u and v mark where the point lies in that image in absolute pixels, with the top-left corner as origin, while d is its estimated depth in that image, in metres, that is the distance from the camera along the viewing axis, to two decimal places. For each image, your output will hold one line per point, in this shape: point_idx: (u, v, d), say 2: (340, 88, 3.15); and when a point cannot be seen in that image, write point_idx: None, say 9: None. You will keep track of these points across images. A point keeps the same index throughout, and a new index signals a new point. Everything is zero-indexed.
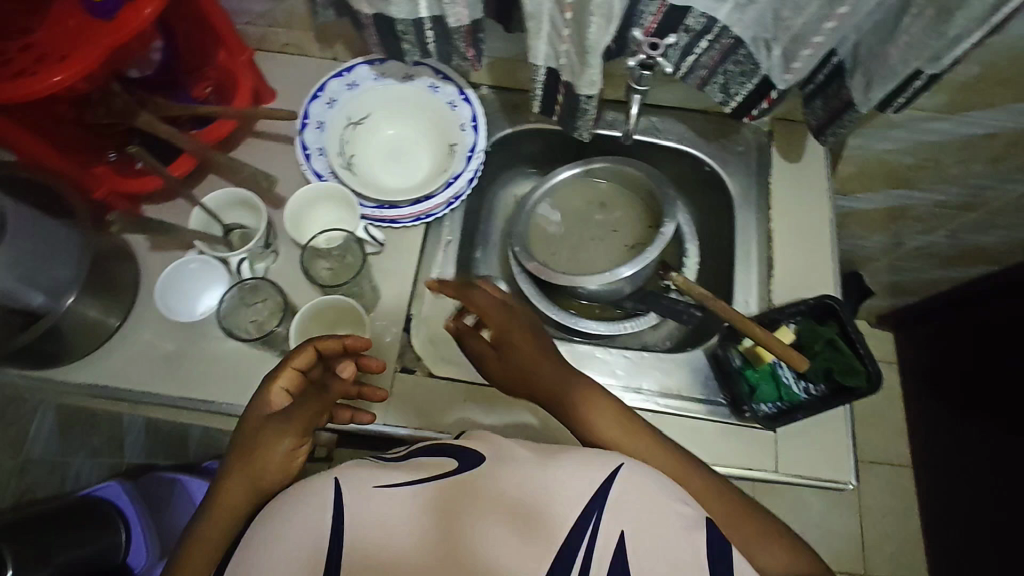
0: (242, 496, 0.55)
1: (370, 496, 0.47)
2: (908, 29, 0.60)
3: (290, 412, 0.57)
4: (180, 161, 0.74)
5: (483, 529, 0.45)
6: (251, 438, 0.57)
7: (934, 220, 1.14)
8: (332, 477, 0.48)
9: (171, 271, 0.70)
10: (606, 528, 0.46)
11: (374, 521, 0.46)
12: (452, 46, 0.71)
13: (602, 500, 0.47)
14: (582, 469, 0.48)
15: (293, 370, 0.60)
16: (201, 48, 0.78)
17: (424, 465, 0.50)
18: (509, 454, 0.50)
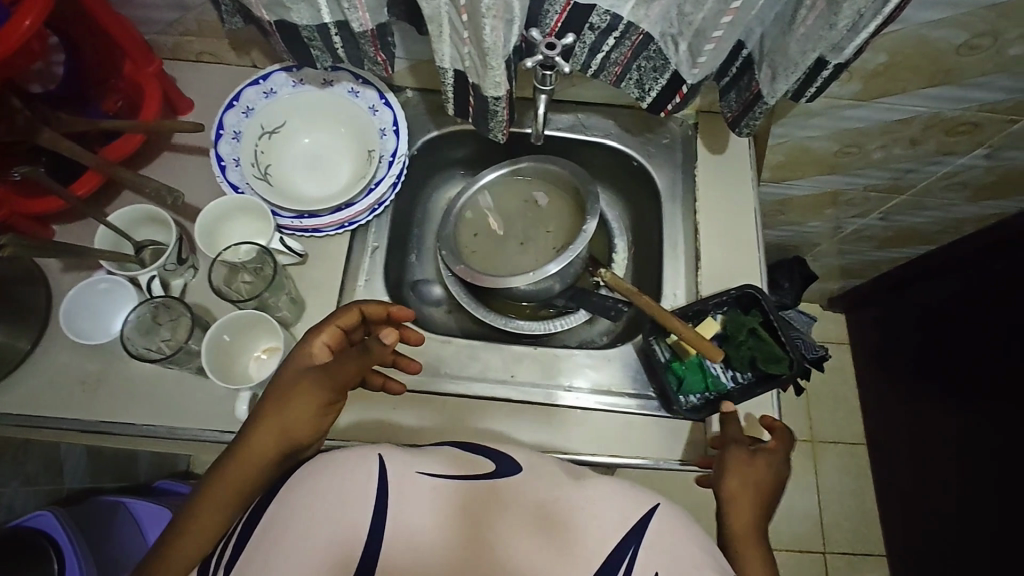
0: (267, 447, 0.57)
1: (417, 479, 0.47)
2: (804, 21, 0.61)
3: (330, 367, 0.58)
4: (82, 180, 0.72)
5: (514, 540, 0.45)
6: (282, 390, 0.59)
7: (866, 203, 1.17)
8: (377, 455, 0.49)
9: (76, 294, 0.67)
10: (641, 564, 0.46)
11: (422, 498, 0.46)
12: (361, 51, 0.69)
13: (639, 535, 0.47)
14: (623, 495, 0.49)
15: (336, 328, 0.63)
16: (104, 59, 0.76)
17: (462, 464, 0.50)
18: (540, 471, 0.51)
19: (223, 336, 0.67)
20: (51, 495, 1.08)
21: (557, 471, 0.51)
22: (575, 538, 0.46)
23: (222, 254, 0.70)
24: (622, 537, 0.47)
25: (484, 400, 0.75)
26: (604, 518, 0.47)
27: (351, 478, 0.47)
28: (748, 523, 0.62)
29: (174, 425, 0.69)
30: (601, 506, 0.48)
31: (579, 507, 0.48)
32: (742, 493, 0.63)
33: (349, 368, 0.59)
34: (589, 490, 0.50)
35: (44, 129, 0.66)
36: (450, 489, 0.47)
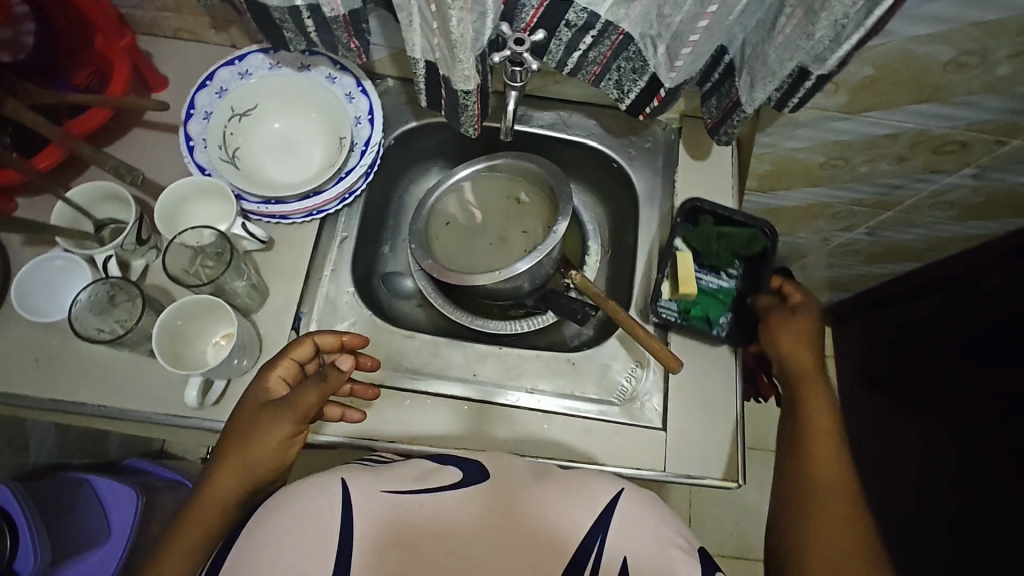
0: (231, 485, 0.58)
1: (385, 499, 0.49)
2: (783, 29, 0.60)
3: (284, 401, 0.59)
4: (44, 154, 0.70)
5: (532, 505, 0.50)
6: (243, 426, 0.60)
7: (854, 217, 1.16)
8: (338, 477, 0.51)
9: (31, 269, 0.67)
10: (609, 553, 0.49)
11: (392, 518, 0.48)
12: (334, 36, 0.68)
13: (608, 519, 0.50)
14: (592, 488, 0.53)
15: (291, 360, 0.63)
16: (74, 31, 0.74)
17: (431, 472, 0.53)
18: (505, 471, 0.54)
19: (176, 321, 0.66)
20: (16, 469, 1.06)
21: (521, 474, 0.53)
22: (545, 533, 0.49)
23: (181, 237, 0.69)
24: (587, 533, 0.49)
25: (444, 397, 0.74)
26: (567, 515, 0.50)
27: (320, 501, 0.49)
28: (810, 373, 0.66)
29: (130, 407, 0.68)
30: (566, 504, 0.51)
31: (544, 504, 0.50)
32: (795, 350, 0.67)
33: (305, 399, 0.59)
34: (558, 489, 0.52)
35: (8, 99, 0.63)
36: (416, 504, 0.50)
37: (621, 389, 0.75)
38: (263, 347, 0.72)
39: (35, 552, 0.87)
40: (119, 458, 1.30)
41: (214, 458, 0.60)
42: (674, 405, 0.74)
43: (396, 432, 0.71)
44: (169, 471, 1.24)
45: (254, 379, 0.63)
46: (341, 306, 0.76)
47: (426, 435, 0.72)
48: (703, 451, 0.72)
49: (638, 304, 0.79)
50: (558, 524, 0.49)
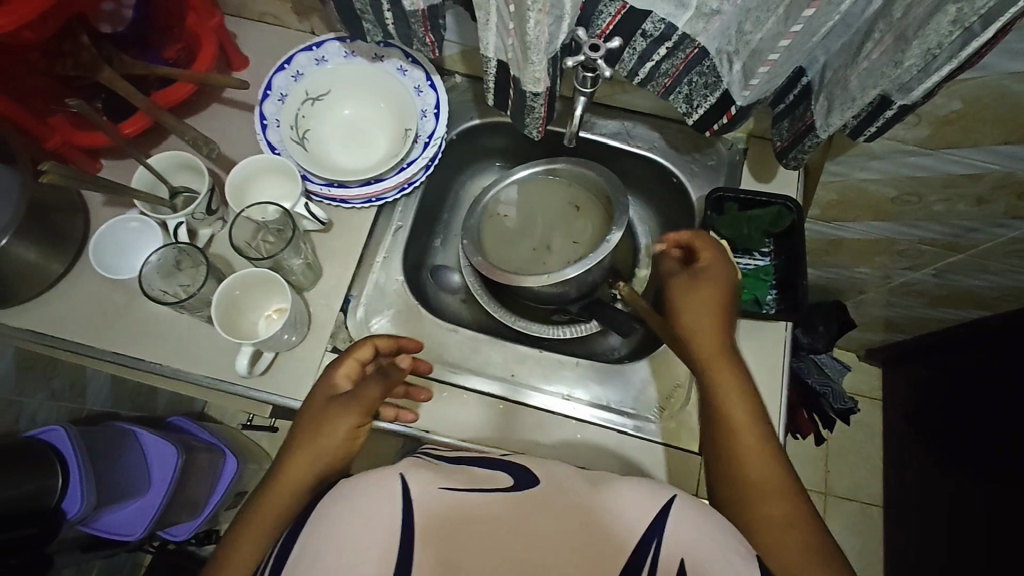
0: (304, 474, 0.59)
1: (448, 500, 0.48)
2: (869, 55, 0.58)
3: (353, 394, 0.62)
4: (132, 120, 0.75)
5: (608, 503, 0.49)
6: (311, 420, 0.62)
7: (921, 257, 1.10)
8: (400, 475, 0.50)
9: (109, 229, 0.70)
10: (666, 554, 0.46)
11: (452, 515, 0.47)
12: (411, 30, 0.69)
13: (663, 525, 0.48)
14: (646, 490, 0.50)
15: (355, 360, 0.66)
16: (171, 9, 0.79)
17: (488, 479, 0.52)
18: (558, 478, 0.53)
19: (236, 291, 0.69)
20: (72, 413, 1.13)
21: (565, 479, 0.53)
22: (604, 536, 0.47)
23: (247, 211, 0.72)
24: (644, 533, 0.47)
25: (482, 395, 0.74)
26: (622, 516, 0.48)
27: (383, 497, 0.48)
28: (712, 345, 0.63)
29: (182, 367, 0.71)
30: (620, 510, 0.49)
31: (599, 508, 0.49)
32: (697, 327, 0.63)
33: (370, 395, 0.62)
34: (613, 494, 0.50)
35: (105, 68, 0.69)
36: (479, 504, 0.48)
37: (660, 407, 0.74)
38: (313, 324, 0.74)
39: (82, 492, 0.92)
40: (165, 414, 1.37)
41: (285, 449, 0.62)
42: None
43: (431, 423, 0.72)
44: (208, 433, 1.30)
45: (320, 379, 0.66)
46: (390, 293, 0.77)
47: (459, 431, 0.72)
48: None
49: None
50: (632, 519, 0.48)
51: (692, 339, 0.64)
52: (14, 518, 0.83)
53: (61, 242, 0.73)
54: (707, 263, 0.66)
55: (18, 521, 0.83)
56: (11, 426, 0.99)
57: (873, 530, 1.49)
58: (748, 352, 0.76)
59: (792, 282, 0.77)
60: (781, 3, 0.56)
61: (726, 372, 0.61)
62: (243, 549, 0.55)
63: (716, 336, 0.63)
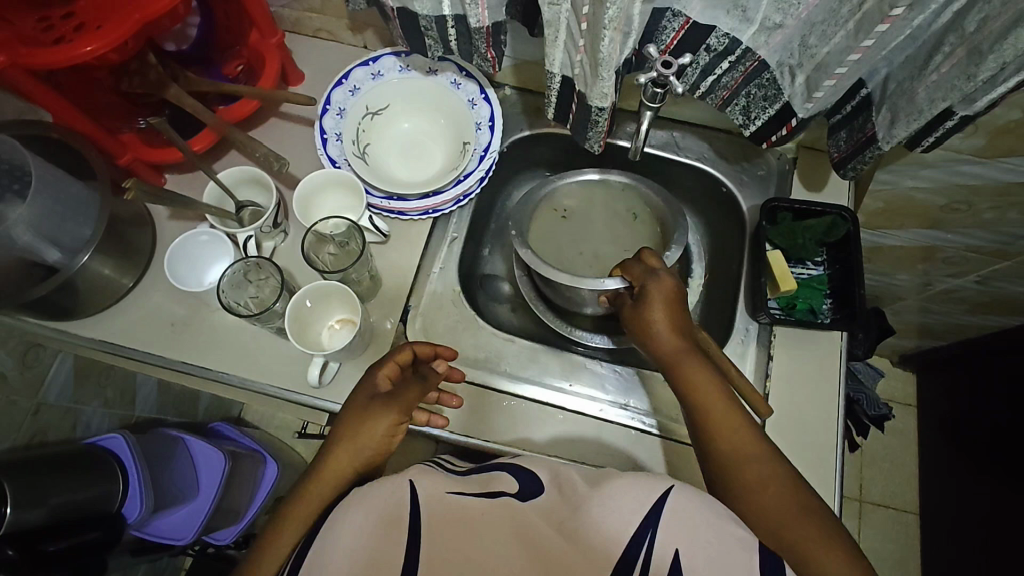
0: (345, 464, 0.60)
1: (446, 500, 0.50)
2: (938, 68, 0.58)
3: (395, 392, 0.63)
4: (200, 137, 0.77)
5: (602, 504, 0.50)
6: (356, 410, 0.63)
7: (965, 264, 1.10)
8: (408, 480, 0.51)
9: (182, 242, 0.73)
10: (661, 546, 0.47)
11: (451, 520, 0.49)
12: (473, 46, 0.69)
13: (657, 517, 0.48)
14: (638, 484, 0.50)
15: (394, 363, 0.65)
16: (235, 27, 0.81)
17: (487, 483, 0.53)
18: (565, 479, 0.53)
19: (305, 302, 0.71)
20: (122, 419, 1.15)
21: (576, 478, 0.53)
22: (596, 532, 0.48)
23: (316, 225, 0.74)
24: (636, 529, 0.48)
25: (538, 404, 0.75)
26: (620, 512, 0.49)
27: (391, 501, 0.50)
28: (678, 347, 0.65)
29: (246, 376, 0.73)
30: (616, 504, 0.49)
31: (598, 505, 0.50)
32: (664, 331, 0.66)
33: (410, 395, 0.63)
34: (609, 492, 0.50)
35: (172, 85, 0.71)
36: (478, 511, 0.50)
37: None
38: (375, 333, 0.76)
39: (140, 497, 0.94)
40: (207, 420, 1.40)
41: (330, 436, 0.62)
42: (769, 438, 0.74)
43: (488, 433, 0.73)
44: (248, 439, 1.32)
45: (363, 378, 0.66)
46: (447, 304, 0.79)
47: (517, 440, 0.73)
48: None
49: (745, 306, 0.80)
50: (618, 523, 0.48)
51: (661, 351, 0.66)
52: (79, 523, 0.85)
53: (131, 256, 0.75)
54: (662, 267, 0.70)
55: (84, 525, 0.85)
56: (68, 433, 1.02)
57: (911, 538, 1.47)
58: (803, 363, 0.77)
59: (848, 292, 0.77)
60: (852, 18, 0.57)
61: (697, 373, 0.63)
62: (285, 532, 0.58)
63: (679, 341, 0.65)
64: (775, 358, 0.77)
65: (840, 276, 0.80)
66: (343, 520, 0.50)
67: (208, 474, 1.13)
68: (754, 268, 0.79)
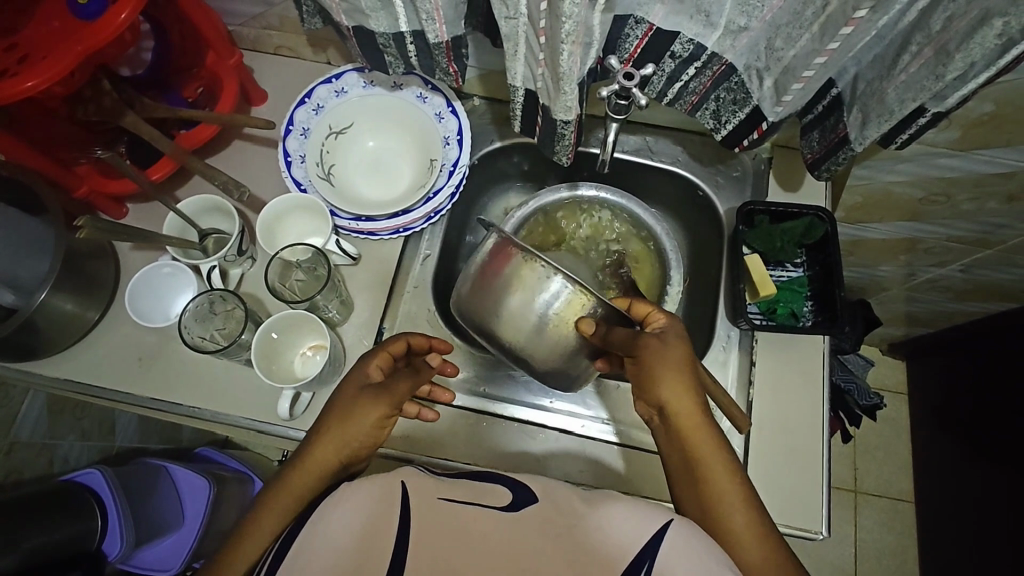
0: (330, 459, 0.57)
1: (435, 505, 0.46)
2: (906, 68, 0.57)
3: (386, 385, 0.60)
4: (159, 164, 0.75)
5: (599, 527, 0.45)
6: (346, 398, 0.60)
7: (946, 253, 1.09)
8: (400, 481, 0.48)
9: (143, 275, 0.72)
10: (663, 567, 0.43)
11: (438, 526, 0.44)
12: (434, 61, 0.67)
13: (657, 547, 0.44)
14: (641, 512, 0.46)
15: (384, 354, 0.64)
16: (193, 49, 0.78)
17: (481, 490, 0.48)
18: (559, 499, 0.48)
19: (272, 334, 0.69)
20: (102, 451, 1.12)
21: (575, 497, 0.48)
22: (594, 557, 0.43)
23: (282, 253, 0.72)
24: (635, 558, 0.43)
25: (517, 423, 0.74)
26: (621, 539, 0.44)
27: (380, 503, 0.46)
28: (692, 414, 0.57)
29: (219, 410, 0.71)
30: (612, 526, 0.45)
31: (593, 526, 0.45)
32: (678, 389, 0.57)
33: (402, 387, 0.61)
34: (604, 516, 0.46)
35: (128, 112, 0.68)
36: (470, 517, 0.45)
37: None
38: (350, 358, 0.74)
39: (120, 532, 0.93)
40: (192, 444, 1.37)
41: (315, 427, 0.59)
42: (754, 445, 0.72)
43: (471, 456, 0.72)
44: (235, 461, 1.30)
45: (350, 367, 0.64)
46: (422, 324, 0.77)
47: (500, 461, 0.72)
48: (780, 498, 0.70)
49: (725, 312, 0.79)
50: (617, 546, 0.44)
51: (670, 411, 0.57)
52: (59, 564, 0.82)
53: (94, 290, 0.73)
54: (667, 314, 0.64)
55: (63, 566, 0.82)
56: (46, 469, 0.99)
57: (906, 526, 1.47)
58: (785, 368, 0.76)
59: (829, 293, 0.76)
60: (816, 21, 0.55)
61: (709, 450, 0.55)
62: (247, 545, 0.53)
63: (699, 404, 0.57)
64: (757, 365, 0.76)
65: (820, 276, 0.79)
66: (326, 521, 0.47)
67: (195, 497, 1.11)
68: (733, 274, 0.77)
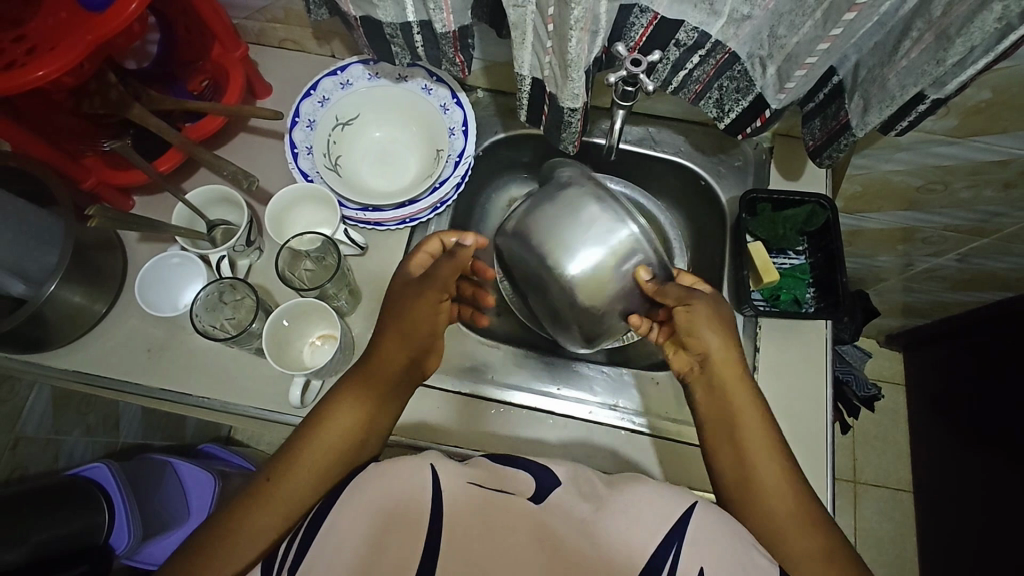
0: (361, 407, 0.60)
1: (463, 491, 0.46)
2: (907, 54, 0.58)
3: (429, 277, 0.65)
4: (165, 156, 0.76)
5: (623, 520, 0.45)
6: (403, 298, 0.65)
7: (944, 243, 1.10)
8: (428, 465, 0.48)
9: (153, 266, 0.72)
10: (684, 565, 0.43)
11: (473, 516, 0.45)
12: (441, 51, 0.68)
13: (682, 533, 0.45)
14: (663, 498, 0.47)
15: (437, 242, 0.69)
16: (198, 40, 0.78)
17: (506, 473, 0.49)
18: (584, 485, 0.48)
19: (283, 321, 0.70)
20: (106, 446, 1.13)
21: (594, 478, 0.49)
22: (616, 555, 0.43)
23: (292, 242, 0.73)
24: (661, 543, 0.44)
25: (525, 408, 0.75)
26: (644, 522, 0.45)
27: (406, 487, 0.46)
28: (729, 362, 0.64)
29: (227, 399, 0.72)
30: (637, 512, 0.45)
31: (620, 513, 0.45)
32: (717, 333, 0.64)
33: (443, 273, 0.64)
34: (629, 500, 0.46)
35: (135, 105, 0.69)
36: (498, 502, 0.46)
37: None
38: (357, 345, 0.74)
39: (129, 527, 0.93)
40: (196, 441, 1.37)
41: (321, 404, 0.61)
42: None
43: (481, 442, 0.73)
44: (239, 458, 1.29)
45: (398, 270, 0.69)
46: None
47: (512, 448, 0.73)
48: None
49: (729, 300, 0.80)
50: (639, 536, 0.44)
51: (713, 354, 0.64)
52: (67, 557, 0.82)
53: (103, 282, 0.73)
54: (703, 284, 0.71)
55: (70, 560, 0.82)
56: (50, 464, 0.99)
57: (904, 514, 1.49)
58: (791, 353, 0.77)
59: (831, 280, 0.77)
60: (819, 8, 0.56)
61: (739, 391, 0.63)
62: (239, 537, 0.52)
63: (734, 353, 0.64)
64: (762, 350, 0.77)
65: (824, 263, 0.79)
66: (345, 500, 0.47)
67: (201, 493, 1.10)
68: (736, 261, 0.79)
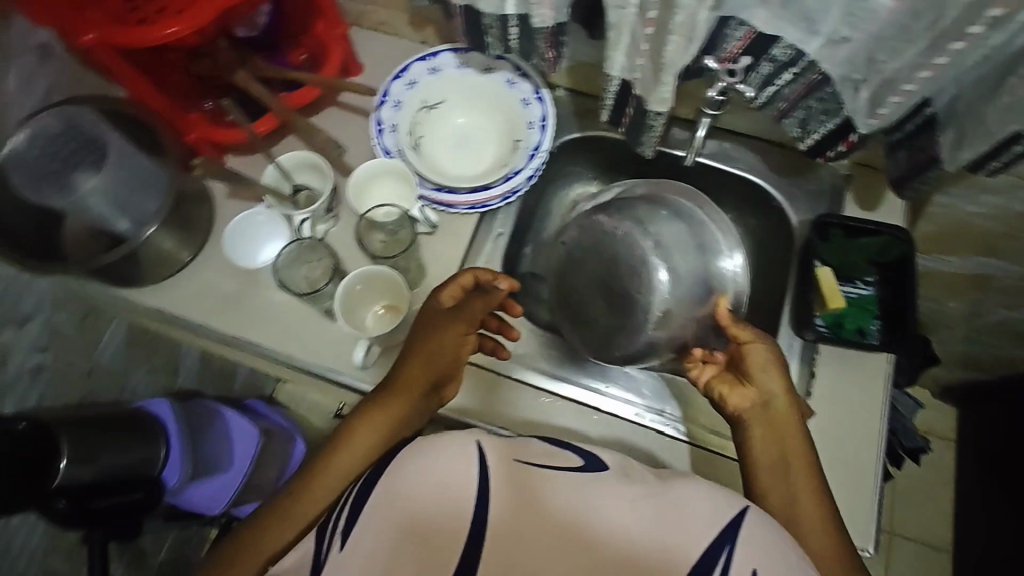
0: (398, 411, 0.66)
1: (516, 466, 0.48)
2: (1013, 91, 0.56)
3: (461, 309, 0.67)
4: (263, 119, 0.80)
5: (670, 514, 0.46)
6: (432, 326, 0.67)
7: (1019, 295, 1.06)
8: (475, 440, 0.49)
9: (240, 220, 0.78)
10: (735, 565, 0.43)
11: (524, 493, 0.46)
12: (534, 45, 0.70)
13: (733, 534, 0.45)
14: (712, 499, 0.47)
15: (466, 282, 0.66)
16: (304, 15, 0.83)
17: (555, 454, 0.50)
18: (633, 475, 0.50)
19: (354, 287, 0.74)
20: (165, 387, 1.19)
21: (645, 471, 0.50)
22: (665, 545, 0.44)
23: (370, 212, 0.77)
24: (711, 541, 0.44)
25: (572, 402, 0.76)
26: (692, 522, 0.45)
27: (459, 459, 0.48)
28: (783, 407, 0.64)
29: (291, 353, 0.76)
30: (686, 509, 0.46)
31: (670, 508, 0.46)
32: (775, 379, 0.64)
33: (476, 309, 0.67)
34: (679, 497, 0.47)
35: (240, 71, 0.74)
36: (549, 480, 0.47)
37: None
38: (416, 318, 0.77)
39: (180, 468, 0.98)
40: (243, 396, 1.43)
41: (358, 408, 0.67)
42: None
43: (526, 428, 0.75)
44: (282, 417, 1.34)
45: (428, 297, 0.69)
46: None
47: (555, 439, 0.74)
48: None
49: (789, 322, 0.79)
50: (688, 531, 0.45)
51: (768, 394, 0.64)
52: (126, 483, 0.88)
53: (193, 231, 0.79)
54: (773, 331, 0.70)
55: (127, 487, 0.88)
56: (117, 396, 1.06)
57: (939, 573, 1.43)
58: (849, 383, 0.75)
59: (900, 314, 0.76)
60: (925, 36, 0.56)
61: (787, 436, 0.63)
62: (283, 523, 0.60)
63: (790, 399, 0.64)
64: (819, 376, 0.76)
65: (894, 296, 0.77)
66: (393, 469, 0.49)
67: (244, 444, 1.15)
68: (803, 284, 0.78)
